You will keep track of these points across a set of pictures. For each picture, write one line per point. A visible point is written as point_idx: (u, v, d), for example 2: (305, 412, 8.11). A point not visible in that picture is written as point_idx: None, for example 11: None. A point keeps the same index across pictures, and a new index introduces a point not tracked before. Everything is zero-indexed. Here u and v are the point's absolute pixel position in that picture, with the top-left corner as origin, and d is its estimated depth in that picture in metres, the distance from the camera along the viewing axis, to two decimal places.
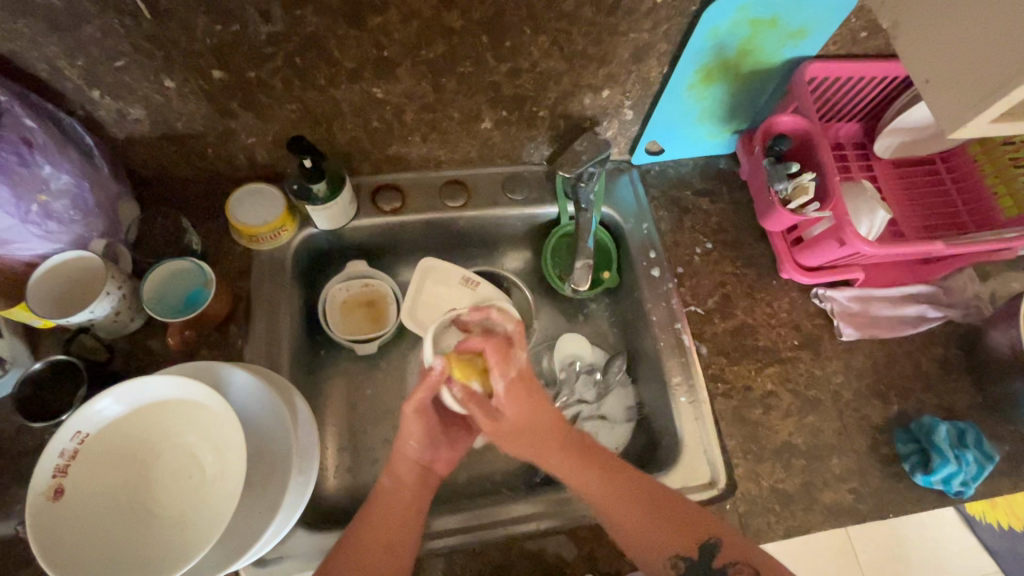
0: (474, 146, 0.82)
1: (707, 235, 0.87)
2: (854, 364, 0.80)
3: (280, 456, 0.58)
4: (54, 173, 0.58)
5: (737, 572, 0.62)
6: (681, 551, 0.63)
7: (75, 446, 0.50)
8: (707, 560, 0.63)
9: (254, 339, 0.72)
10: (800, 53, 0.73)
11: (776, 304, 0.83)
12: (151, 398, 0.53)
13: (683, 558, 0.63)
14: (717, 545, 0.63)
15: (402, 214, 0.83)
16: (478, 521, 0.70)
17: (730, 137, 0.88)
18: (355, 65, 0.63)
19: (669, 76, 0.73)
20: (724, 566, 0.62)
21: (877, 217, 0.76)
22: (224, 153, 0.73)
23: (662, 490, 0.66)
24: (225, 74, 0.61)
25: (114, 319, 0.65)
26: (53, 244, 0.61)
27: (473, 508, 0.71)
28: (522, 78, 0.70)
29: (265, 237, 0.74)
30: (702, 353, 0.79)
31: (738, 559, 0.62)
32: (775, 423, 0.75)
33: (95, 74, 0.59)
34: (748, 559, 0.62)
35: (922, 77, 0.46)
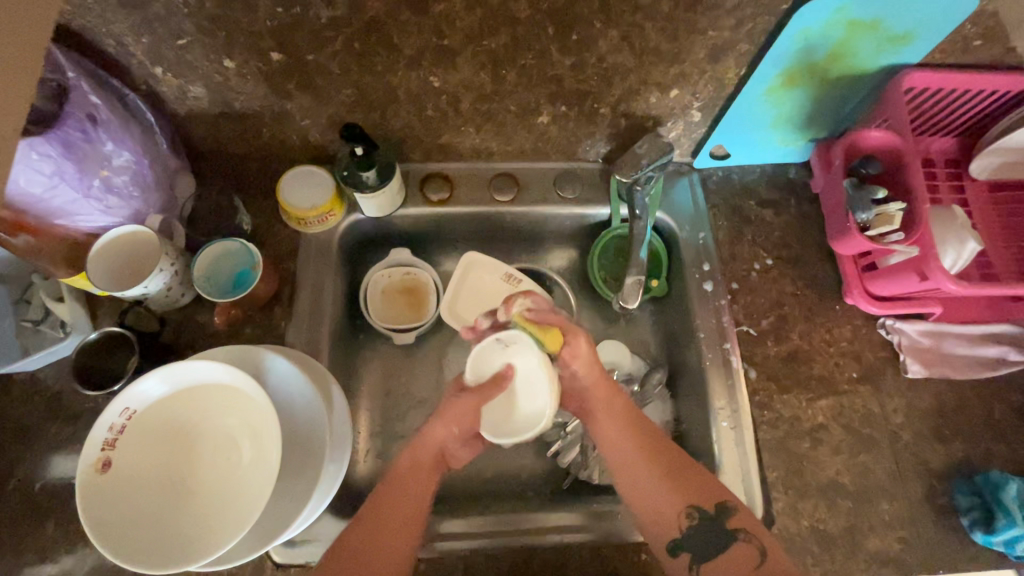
0: (528, 139, 0.78)
1: (768, 250, 0.81)
2: (917, 403, 0.74)
3: (315, 446, 0.59)
4: (115, 150, 0.59)
5: (747, 541, 0.61)
6: (693, 501, 0.63)
7: (123, 422, 0.52)
8: (721, 525, 0.62)
9: (295, 323, 0.73)
10: (899, 60, 0.65)
11: (837, 331, 0.77)
12: (195, 381, 0.54)
13: (698, 510, 0.62)
14: (731, 509, 0.62)
15: (450, 206, 0.81)
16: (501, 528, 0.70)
17: (805, 145, 0.81)
18: (414, 52, 0.61)
19: (747, 78, 0.68)
20: (734, 531, 0.61)
21: (966, 247, 0.69)
22: (278, 134, 0.73)
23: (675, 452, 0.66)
24: (283, 56, 0.60)
25: (166, 294, 0.67)
26: (112, 218, 0.63)
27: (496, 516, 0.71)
28: (587, 72, 0.66)
29: (314, 220, 0.74)
30: (751, 377, 0.75)
31: None
32: (822, 459, 0.71)
33: (158, 51, 0.58)
34: (758, 534, 0.61)
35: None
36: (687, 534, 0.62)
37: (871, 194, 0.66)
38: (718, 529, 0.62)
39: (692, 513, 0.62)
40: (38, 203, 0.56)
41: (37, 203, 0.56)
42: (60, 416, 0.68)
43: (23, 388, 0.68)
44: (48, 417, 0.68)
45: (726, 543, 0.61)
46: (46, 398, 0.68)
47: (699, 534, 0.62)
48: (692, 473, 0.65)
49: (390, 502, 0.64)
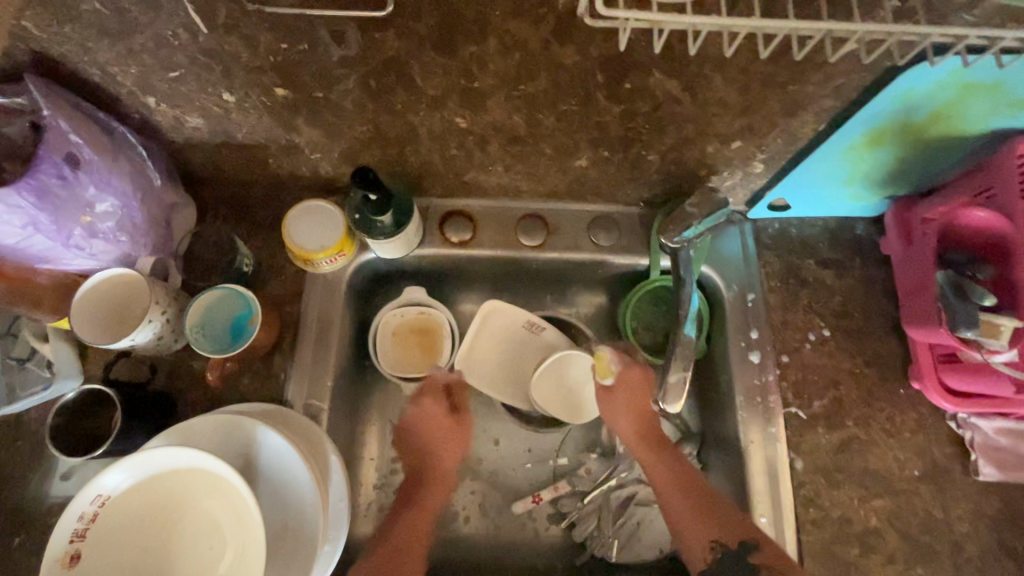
0: (562, 181, 0.70)
1: (826, 319, 0.72)
2: (987, 510, 0.65)
3: (306, 535, 0.53)
4: (98, 195, 0.52)
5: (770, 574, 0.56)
6: (719, 536, 0.59)
7: (95, 509, 0.46)
8: (745, 558, 0.57)
9: (296, 375, 0.66)
10: (1014, 123, 0.55)
11: (900, 420, 0.68)
12: (176, 466, 0.48)
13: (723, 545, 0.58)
14: (754, 545, 0.58)
15: (471, 248, 0.73)
16: None
17: (881, 202, 0.70)
18: (438, 93, 0.53)
19: (825, 134, 0.58)
20: (758, 566, 0.57)
21: None
22: (285, 165, 0.65)
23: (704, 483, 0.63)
24: (289, 92, 0.52)
25: (157, 342, 0.61)
26: (96, 261, 0.57)
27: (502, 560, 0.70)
28: (637, 120, 0.57)
29: (323, 262, 0.67)
30: (797, 467, 0.66)
31: None
32: (873, 569, 0.63)
33: (150, 83, 0.51)
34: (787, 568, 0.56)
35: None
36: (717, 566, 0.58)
37: (976, 297, 0.56)
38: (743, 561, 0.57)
39: (716, 548, 0.58)
40: (14, 251, 0.51)
41: (13, 251, 0.51)
42: (43, 464, 0.63)
43: (7, 431, 0.64)
44: (31, 465, 0.63)
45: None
46: (30, 443, 0.64)
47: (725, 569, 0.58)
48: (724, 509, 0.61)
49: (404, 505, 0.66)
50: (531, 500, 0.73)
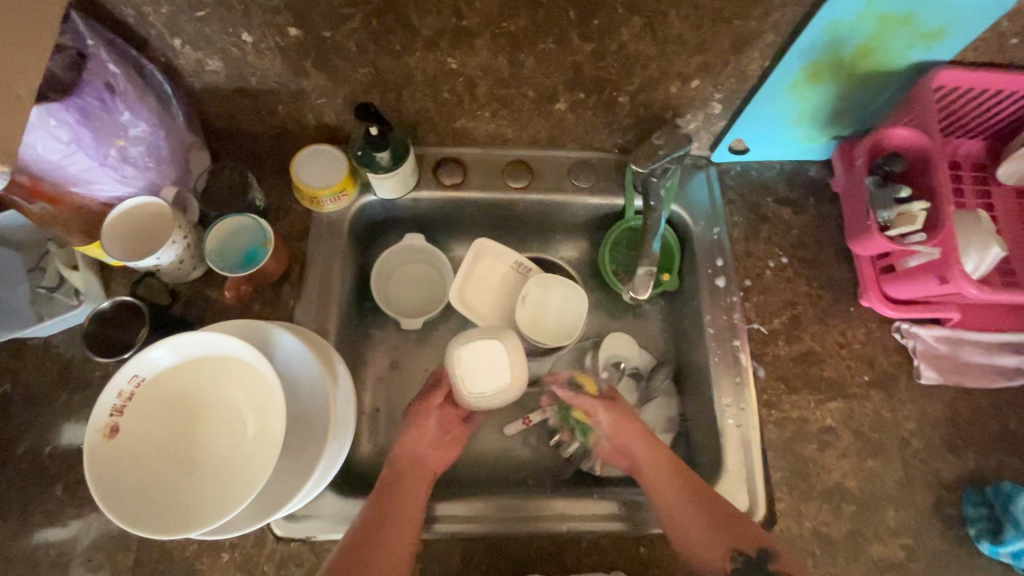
0: (544, 127, 0.77)
1: (784, 249, 0.80)
2: (930, 411, 0.73)
3: (319, 422, 0.59)
4: (132, 120, 0.60)
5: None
6: (737, 544, 0.62)
7: (132, 388, 0.53)
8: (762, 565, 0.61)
9: (305, 300, 0.73)
10: (929, 57, 0.64)
11: (851, 334, 0.76)
12: (203, 352, 0.54)
13: (741, 554, 0.62)
14: (772, 554, 0.61)
15: (462, 191, 0.81)
16: (504, 512, 0.69)
17: (828, 143, 0.79)
18: (432, 33, 0.60)
19: (770, 71, 0.67)
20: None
21: (989, 254, 0.67)
22: (294, 112, 0.73)
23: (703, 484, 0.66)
24: (301, 32, 0.60)
25: (178, 266, 0.67)
26: (127, 188, 0.64)
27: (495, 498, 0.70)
28: (607, 60, 0.65)
29: (327, 200, 0.74)
30: (759, 376, 0.74)
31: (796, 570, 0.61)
32: (829, 462, 0.70)
33: (177, 24, 0.59)
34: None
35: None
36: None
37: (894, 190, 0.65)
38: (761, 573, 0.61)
39: (737, 556, 0.62)
40: (56, 170, 0.58)
41: (56, 170, 0.58)
42: (69, 382, 0.68)
43: (35, 353, 0.69)
44: (58, 383, 0.68)
45: None
46: (57, 364, 0.69)
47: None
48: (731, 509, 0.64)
49: (375, 548, 0.60)
50: (521, 420, 0.80)
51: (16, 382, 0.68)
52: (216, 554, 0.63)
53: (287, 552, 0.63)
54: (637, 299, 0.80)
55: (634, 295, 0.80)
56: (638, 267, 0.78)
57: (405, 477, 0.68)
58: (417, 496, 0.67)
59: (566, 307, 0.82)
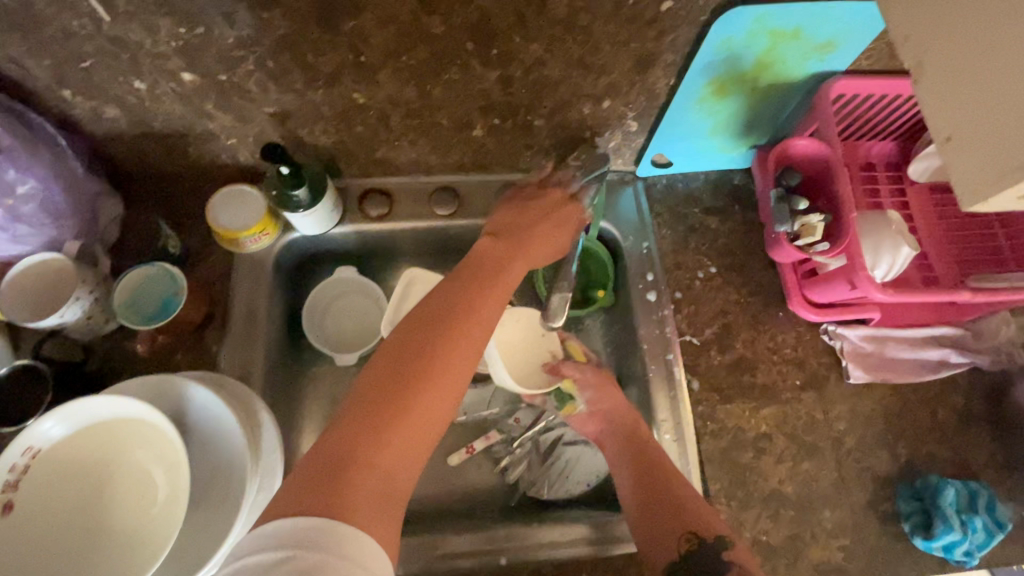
0: (466, 152, 0.77)
1: (712, 258, 0.81)
2: (861, 409, 0.74)
3: (237, 475, 0.57)
4: (18, 177, 0.58)
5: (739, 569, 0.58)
6: (695, 527, 0.61)
7: (26, 461, 0.50)
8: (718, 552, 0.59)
9: (229, 345, 0.71)
10: (826, 68, 0.65)
11: (781, 339, 0.77)
12: (103, 416, 0.52)
13: (699, 537, 0.61)
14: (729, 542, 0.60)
15: (389, 221, 0.80)
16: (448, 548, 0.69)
17: (747, 152, 0.81)
18: (333, 70, 0.60)
19: (677, 88, 0.67)
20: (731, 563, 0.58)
21: (900, 253, 0.69)
22: (206, 153, 0.71)
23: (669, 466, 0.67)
24: (196, 76, 0.58)
25: (87, 322, 0.65)
26: (24, 246, 0.62)
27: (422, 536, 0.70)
28: (515, 85, 0.65)
29: (248, 241, 0.72)
30: (694, 388, 0.74)
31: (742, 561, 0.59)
32: (766, 469, 0.70)
33: (64, 74, 0.57)
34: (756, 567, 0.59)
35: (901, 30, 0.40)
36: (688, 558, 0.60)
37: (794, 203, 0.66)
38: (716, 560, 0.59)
39: (694, 540, 0.61)
40: None
41: None
42: None
43: None
44: None
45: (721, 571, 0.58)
46: None
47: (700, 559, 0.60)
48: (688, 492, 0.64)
49: (390, 423, 0.53)
50: (464, 449, 0.79)
51: None
52: None
53: None
54: (552, 327, 0.79)
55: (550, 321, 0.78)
56: (552, 291, 0.77)
57: (429, 357, 0.58)
58: (455, 370, 0.58)
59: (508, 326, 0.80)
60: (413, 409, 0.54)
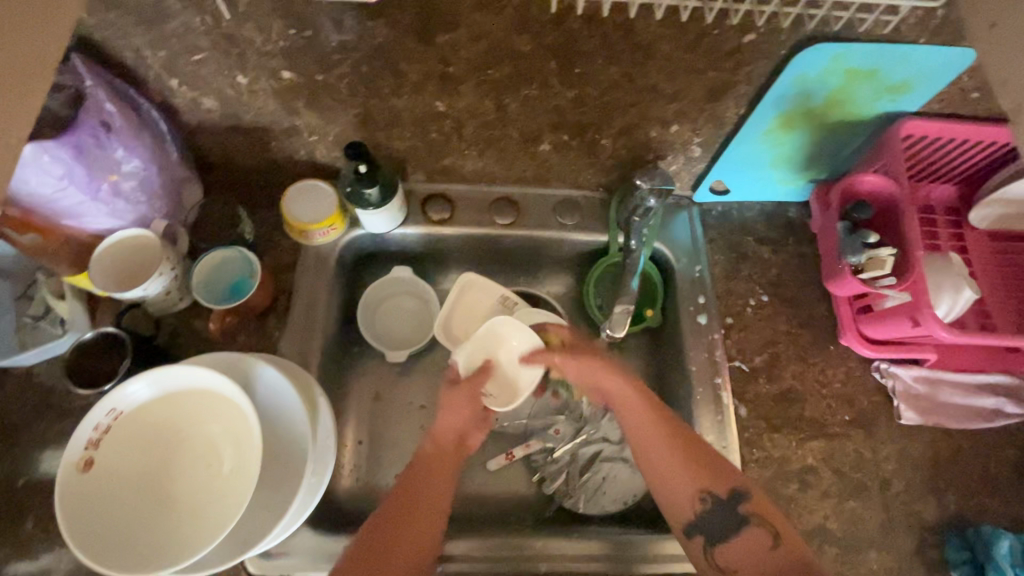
0: (530, 165, 0.79)
1: (764, 287, 0.81)
2: (910, 452, 0.73)
3: (296, 457, 0.59)
4: (126, 157, 0.61)
5: (758, 526, 0.64)
6: (707, 487, 0.65)
7: (109, 421, 0.53)
8: (733, 507, 0.65)
9: (290, 333, 0.73)
10: (896, 107, 0.67)
11: (831, 373, 0.76)
12: (183, 386, 0.55)
13: (711, 495, 0.65)
14: (743, 494, 0.65)
15: (450, 226, 0.82)
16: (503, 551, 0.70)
17: (805, 185, 0.81)
18: (420, 78, 0.63)
19: (745, 118, 0.69)
20: (747, 515, 0.64)
21: (962, 296, 0.69)
22: (287, 148, 0.75)
23: (694, 434, 0.68)
24: (294, 75, 0.62)
25: (165, 297, 0.68)
26: (118, 221, 0.66)
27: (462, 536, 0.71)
28: (589, 105, 0.67)
29: (317, 234, 0.76)
30: (741, 414, 0.74)
31: (761, 513, 0.64)
32: (810, 503, 0.70)
33: (175, 65, 0.61)
34: (769, 519, 0.64)
35: (995, 73, 0.43)
36: (703, 515, 0.65)
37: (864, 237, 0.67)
38: (731, 514, 0.65)
39: (704, 497, 0.65)
40: (47, 202, 0.59)
41: (47, 204, 0.59)
42: (48, 411, 0.68)
43: (16, 383, 0.69)
44: (37, 413, 0.68)
45: (737, 529, 0.64)
46: (39, 392, 0.69)
47: (712, 514, 0.65)
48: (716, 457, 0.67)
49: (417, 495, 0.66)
50: (503, 455, 0.80)
51: None
52: None
53: None
54: (616, 338, 0.79)
55: (611, 332, 0.79)
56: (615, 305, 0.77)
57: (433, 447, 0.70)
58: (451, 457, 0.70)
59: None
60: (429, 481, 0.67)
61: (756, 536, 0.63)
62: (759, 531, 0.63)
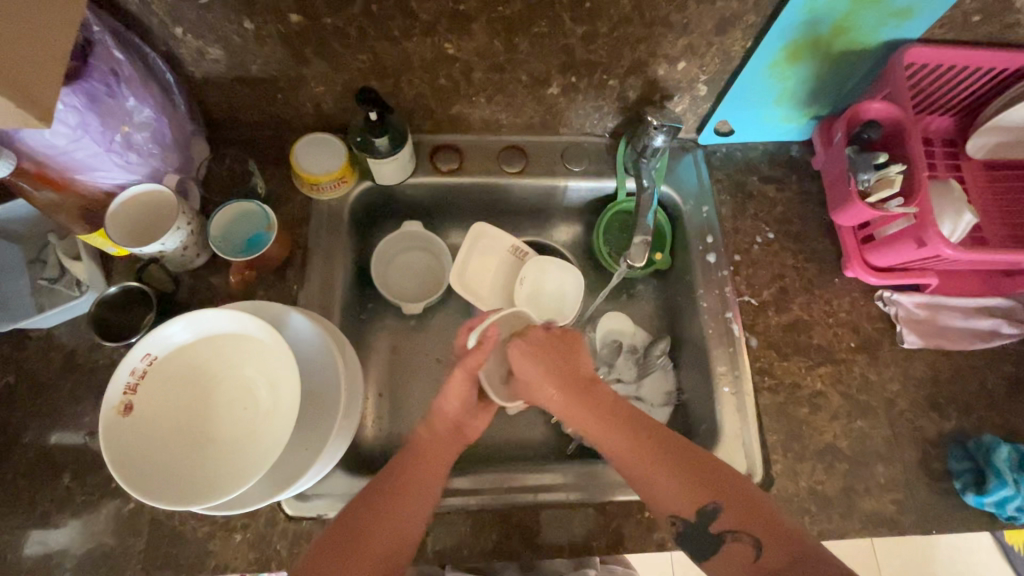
0: (537, 111, 0.80)
1: (770, 224, 0.83)
2: (913, 372, 0.76)
3: (329, 401, 0.60)
4: (137, 106, 0.61)
5: (737, 540, 0.56)
6: (678, 511, 0.58)
7: (145, 366, 0.53)
8: (705, 525, 0.57)
9: (309, 285, 0.74)
10: (899, 34, 0.68)
11: (836, 303, 0.79)
12: (214, 330, 0.56)
13: (682, 520, 0.58)
14: (716, 509, 0.57)
15: (458, 176, 0.83)
16: (496, 484, 0.71)
17: (808, 123, 0.83)
18: (430, 17, 0.63)
19: (752, 52, 0.70)
20: (721, 534, 0.57)
21: (963, 220, 0.71)
22: (293, 101, 0.74)
23: (667, 434, 0.62)
24: (302, 18, 0.62)
25: (182, 253, 0.68)
26: (131, 175, 0.65)
27: (490, 472, 0.73)
28: (598, 42, 0.67)
29: (326, 186, 0.75)
30: (751, 345, 0.76)
31: (741, 529, 0.56)
32: (821, 424, 0.73)
33: (181, 11, 0.60)
34: (750, 528, 0.55)
35: None
36: (677, 536, 0.58)
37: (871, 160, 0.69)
38: (704, 533, 0.57)
39: (677, 522, 0.58)
40: (59, 155, 0.58)
41: (60, 156, 0.58)
42: (74, 371, 0.69)
43: (38, 344, 0.69)
44: (62, 373, 0.68)
45: (713, 548, 0.57)
46: (62, 353, 0.69)
47: (689, 536, 0.58)
48: (704, 465, 0.59)
49: (397, 499, 0.61)
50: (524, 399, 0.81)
51: (18, 372, 0.68)
52: (229, 534, 0.63)
53: (299, 530, 0.64)
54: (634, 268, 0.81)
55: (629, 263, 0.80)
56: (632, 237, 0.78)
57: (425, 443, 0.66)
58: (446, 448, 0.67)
59: (566, 287, 0.83)
60: (415, 481, 0.63)
61: (737, 549, 0.56)
62: (741, 546, 0.55)
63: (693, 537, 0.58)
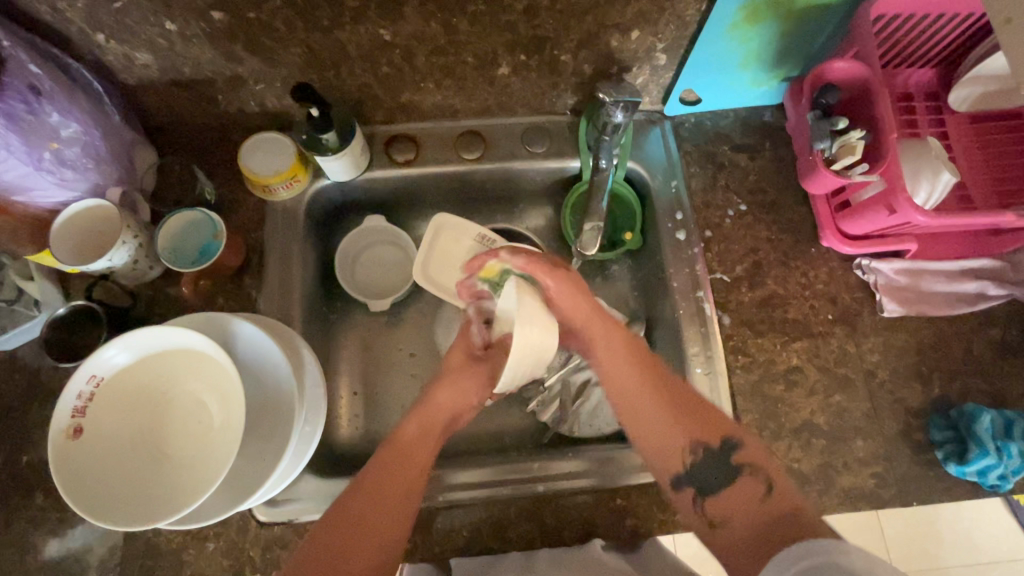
0: (492, 93, 0.76)
1: (742, 196, 0.79)
2: (894, 342, 0.74)
3: (285, 407, 0.59)
4: (62, 121, 0.60)
5: (746, 482, 0.55)
6: (700, 438, 0.58)
7: (92, 389, 0.53)
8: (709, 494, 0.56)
9: (267, 291, 0.73)
10: None
11: (813, 275, 0.76)
12: (157, 347, 0.55)
13: (702, 446, 0.58)
14: (734, 446, 0.57)
15: (415, 166, 0.80)
16: (509, 474, 0.71)
17: (779, 85, 0.78)
18: (359, 3, 0.59)
19: (707, 14, 0.66)
20: (731, 474, 0.56)
21: (940, 180, 0.67)
22: (235, 101, 0.71)
23: (686, 393, 0.61)
24: (225, 15, 0.59)
25: (133, 267, 0.68)
26: (69, 192, 0.64)
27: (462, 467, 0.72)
28: (541, 16, 0.64)
29: (278, 187, 0.73)
30: (724, 323, 0.74)
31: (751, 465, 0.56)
32: (797, 401, 0.71)
33: (96, 17, 0.57)
34: (763, 467, 0.56)
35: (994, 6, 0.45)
36: (694, 467, 0.58)
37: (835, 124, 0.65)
38: (727, 465, 0.57)
39: (699, 449, 0.58)
40: None
41: None
42: (40, 391, 0.69)
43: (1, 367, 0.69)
44: (27, 395, 0.69)
45: (725, 484, 0.56)
46: (26, 374, 0.69)
47: (701, 469, 0.57)
48: (697, 409, 0.60)
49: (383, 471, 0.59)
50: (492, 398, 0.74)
51: None
52: (202, 543, 0.64)
53: (271, 536, 0.65)
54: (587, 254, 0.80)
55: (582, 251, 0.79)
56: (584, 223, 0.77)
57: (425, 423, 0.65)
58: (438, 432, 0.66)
59: None
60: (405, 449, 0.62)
61: (748, 487, 0.55)
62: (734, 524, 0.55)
63: (712, 467, 0.57)
